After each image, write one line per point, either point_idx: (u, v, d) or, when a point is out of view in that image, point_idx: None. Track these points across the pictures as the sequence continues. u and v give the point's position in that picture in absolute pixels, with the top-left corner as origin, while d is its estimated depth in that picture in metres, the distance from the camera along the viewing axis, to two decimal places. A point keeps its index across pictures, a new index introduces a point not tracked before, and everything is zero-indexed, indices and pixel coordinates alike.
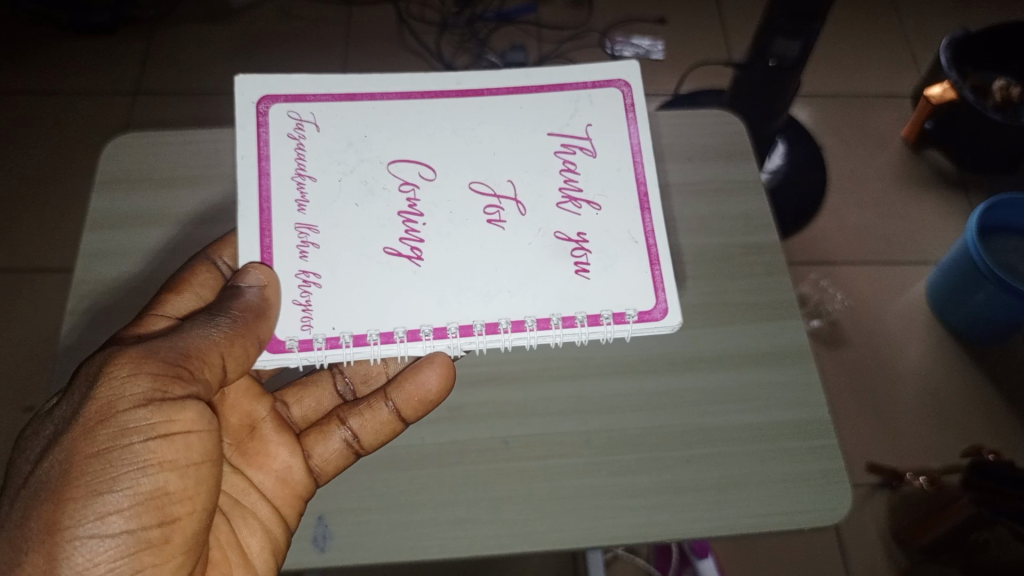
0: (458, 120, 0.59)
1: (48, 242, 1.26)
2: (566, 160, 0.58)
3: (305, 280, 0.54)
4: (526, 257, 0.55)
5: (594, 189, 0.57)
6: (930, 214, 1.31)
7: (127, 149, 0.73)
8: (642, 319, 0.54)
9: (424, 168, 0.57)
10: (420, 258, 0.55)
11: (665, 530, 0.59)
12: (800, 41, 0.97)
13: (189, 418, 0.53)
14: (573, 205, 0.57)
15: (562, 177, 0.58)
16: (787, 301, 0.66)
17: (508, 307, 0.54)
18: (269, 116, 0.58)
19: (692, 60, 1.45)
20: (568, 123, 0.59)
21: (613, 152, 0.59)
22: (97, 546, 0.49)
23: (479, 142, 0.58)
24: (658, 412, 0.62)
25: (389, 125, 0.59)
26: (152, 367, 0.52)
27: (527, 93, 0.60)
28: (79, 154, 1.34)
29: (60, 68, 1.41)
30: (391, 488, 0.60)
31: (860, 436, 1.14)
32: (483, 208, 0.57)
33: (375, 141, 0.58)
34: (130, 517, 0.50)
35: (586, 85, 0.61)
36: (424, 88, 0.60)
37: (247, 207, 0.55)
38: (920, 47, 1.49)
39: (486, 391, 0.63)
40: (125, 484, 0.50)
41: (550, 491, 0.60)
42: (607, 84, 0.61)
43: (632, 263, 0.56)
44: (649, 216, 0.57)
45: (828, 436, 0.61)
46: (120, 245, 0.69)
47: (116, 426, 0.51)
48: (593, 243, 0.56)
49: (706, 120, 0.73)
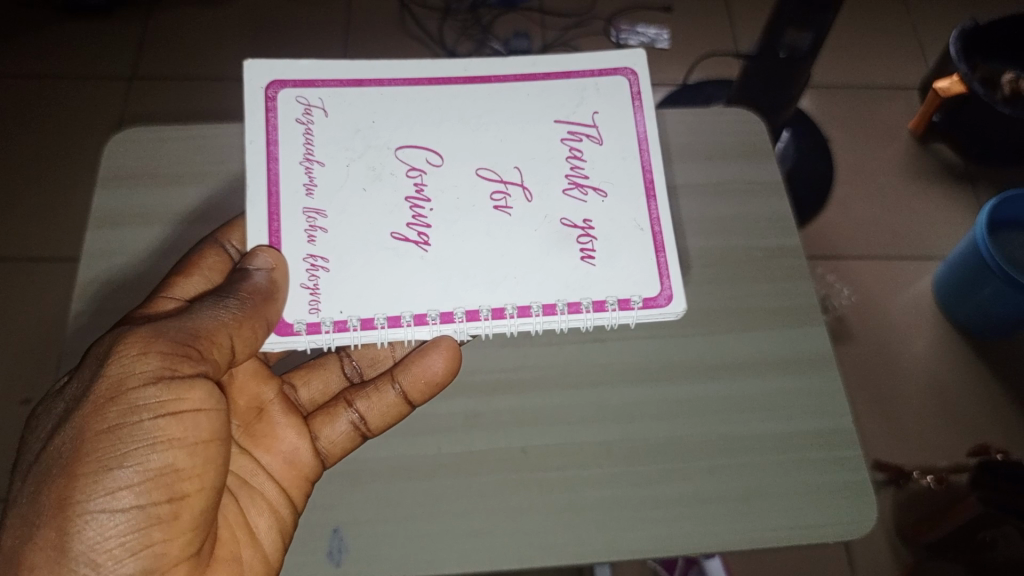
0: (465, 108, 0.57)
1: (47, 233, 1.24)
2: (573, 148, 0.56)
3: (313, 264, 0.52)
4: (531, 244, 0.53)
5: (600, 177, 0.56)
6: (938, 209, 1.30)
7: (128, 144, 0.71)
8: (646, 306, 0.53)
9: (431, 154, 0.56)
10: (427, 244, 0.53)
11: (688, 543, 0.57)
12: (811, 31, 0.96)
13: (198, 397, 0.51)
14: (578, 192, 0.55)
15: (568, 165, 0.56)
16: (808, 307, 0.65)
17: (514, 293, 0.52)
18: (277, 102, 0.56)
19: (698, 50, 1.43)
20: (574, 111, 0.58)
21: (619, 141, 0.57)
22: (107, 521, 0.48)
23: (486, 130, 0.57)
24: (679, 421, 0.61)
25: (397, 112, 0.57)
26: (160, 345, 0.51)
27: (538, 79, 0.58)
28: (75, 140, 1.31)
29: (56, 52, 1.38)
30: (406, 498, 0.58)
31: (872, 431, 1.13)
32: (489, 194, 0.55)
33: (382, 127, 0.56)
34: (140, 493, 0.48)
35: (593, 73, 0.59)
36: (431, 74, 0.58)
37: (255, 191, 0.54)
38: (928, 38, 1.47)
39: (502, 399, 0.62)
40: (135, 461, 0.49)
41: (569, 502, 0.58)
42: (614, 72, 0.59)
43: (638, 252, 0.54)
44: (655, 204, 0.55)
45: (853, 446, 0.60)
46: (124, 244, 0.67)
47: (126, 404, 0.49)
48: (599, 230, 0.54)
49: (724, 118, 0.72)
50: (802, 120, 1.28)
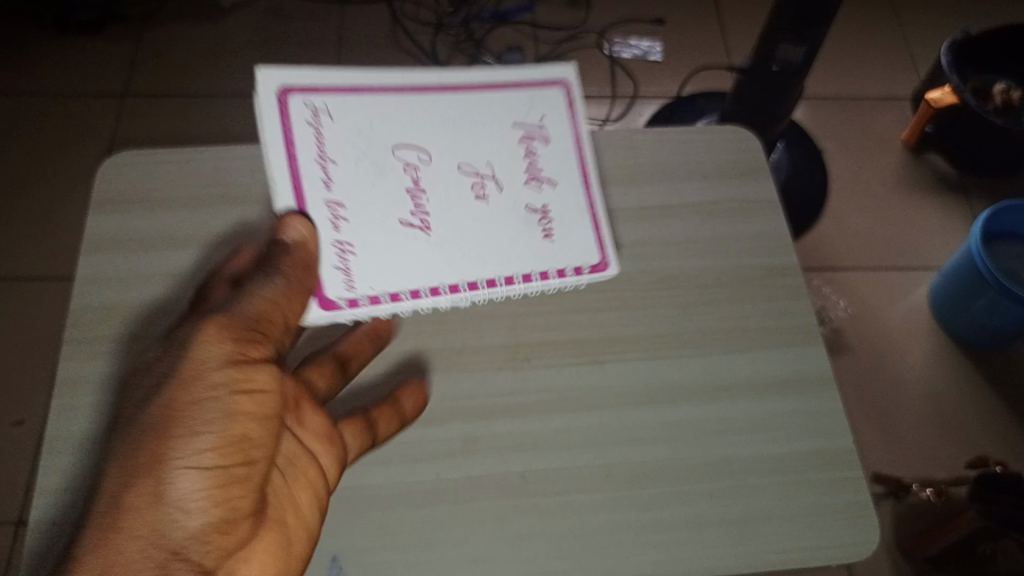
0: (442, 107, 0.58)
1: (38, 253, 1.22)
2: (527, 149, 0.59)
3: (342, 249, 0.55)
4: (501, 228, 0.58)
5: (550, 168, 0.60)
6: (932, 220, 1.30)
7: (115, 168, 0.69)
8: (594, 271, 0.60)
9: (419, 149, 0.57)
10: (428, 229, 0.57)
11: (688, 568, 0.57)
12: (805, 46, 0.96)
13: (267, 375, 0.51)
14: (534, 184, 0.59)
15: (523, 158, 0.59)
16: (806, 326, 0.65)
17: (501, 267, 0.58)
18: (288, 107, 0.54)
19: (691, 63, 1.44)
20: (524, 112, 0.59)
21: (562, 138, 0.60)
22: (189, 492, 0.47)
23: (462, 126, 0.58)
24: (678, 444, 0.60)
25: (390, 111, 0.57)
26: (230, 323, 0.50)
27: (481, 91, 0.59)
28: (67, 158, 1.30)
29: (48, 69, 1.37)
30: (406, 525, 0.57)
31: (871, 444, 1.12)
32: (467, 184, 0.58)
33: (378, 125, 0.56)
34: (218, 466, 0.48)
35: (530, 84, 0.60)
36: (410, 80, 0.58)
37: (280, 187, 0.54)
38: (919, 49, 1.48)
39: (501, 423, 0.61)
40: (215, 434, 0.48)
41: (569, 527, 0.58)
42: (547, 84, 0.60)
43: (581, 227, 0.60)
44: (591, 189, 0.61)
45: (853, 467, 0.60)
46: (115, 270, 0.65)
47: (202, 378, 0.48)
48: (554, 212, 0.59)
49: (723, 137, 0.72)
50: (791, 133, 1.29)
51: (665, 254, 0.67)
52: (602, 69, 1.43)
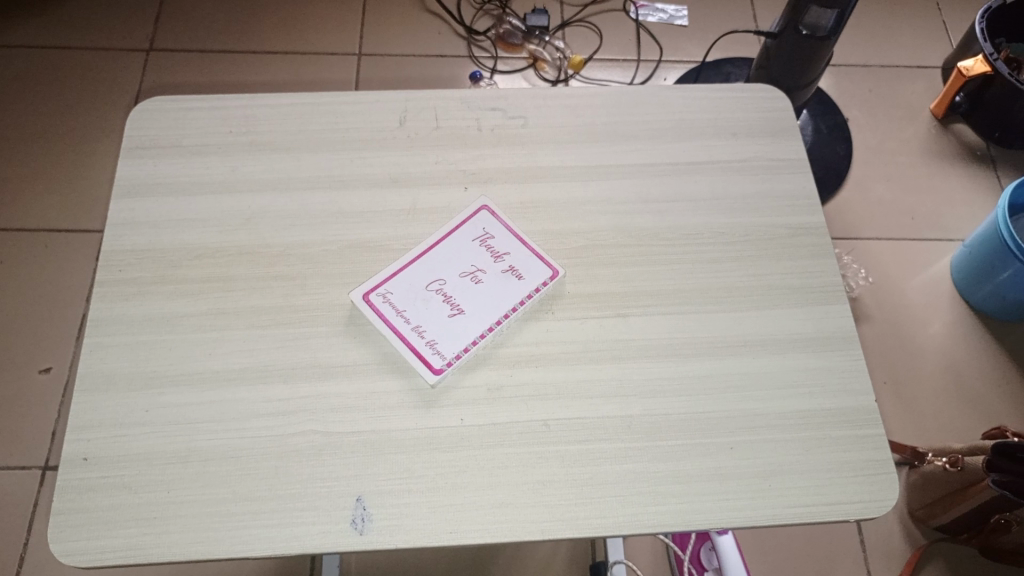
0: (421, 251, 0.67)
1: (60, 203, 1.22)
2: (481, 243, 0.67)
3: (441, 326, 0.63)
4: (494, 293, 0.65)
5: (499, 244, 0.67)
6: (959, 190, 1.29)
7: (161, 119, 0.74)
8: (548, 282, 0.65)
9: (419, 269, 0.66)
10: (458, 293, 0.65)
11: (708, 518, 0.56)
12: (834, 10, 0.94)
13: None
14: (494, 255, 0.67)
15: (479, 250, 0.67)
16: (827, 287, 0.67)
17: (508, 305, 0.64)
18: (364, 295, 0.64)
19: (718, 27, 1.42)
20: (455, 220, 0.69)
21: (486, 219, 0.69)
22: None
23: (436, 256, 0.67)
24: (700, 398, 0.61)
25: (393, 249, 0.68)
26: None
27: (433, 246, 0.67)
28: (90, 111, 1.30)
29: (73, 26, 1.38)
30: (430, 469, 0.58)
31: (894, 411, 1.11)
32: (463, 285, 0.65)
33: (384, 248, 0.68)
34: None
35: (452, 219, 0.69)
36: (388, 245, 0.68)
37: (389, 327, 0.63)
38: (951, 19, 1.46)
39: (525, 372, 0.62)
40: None
41: (591, 476, 0.58)
42: (466, 212, 0.69)
43: (525, 259, 0.66)
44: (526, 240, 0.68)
45: (872, 425, 0.60)
46: (149, 214, 0.69)
47: None
48: (514, 260, 0.66)
49: (751, 96, 0.77)
50: (809, 105, 1.33)
51: (694, 209, 0.70)
52: (627, 34, 1.41)
